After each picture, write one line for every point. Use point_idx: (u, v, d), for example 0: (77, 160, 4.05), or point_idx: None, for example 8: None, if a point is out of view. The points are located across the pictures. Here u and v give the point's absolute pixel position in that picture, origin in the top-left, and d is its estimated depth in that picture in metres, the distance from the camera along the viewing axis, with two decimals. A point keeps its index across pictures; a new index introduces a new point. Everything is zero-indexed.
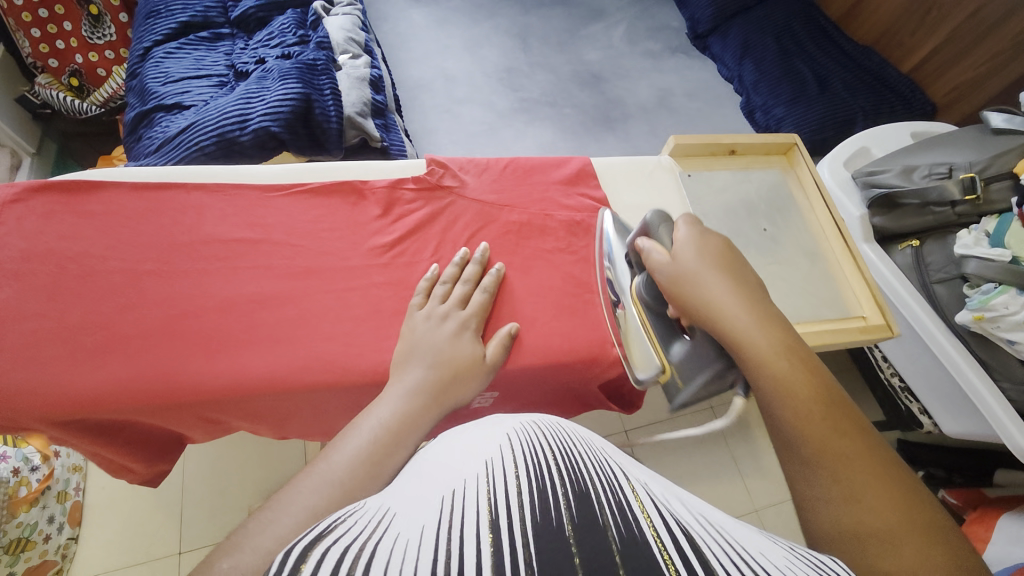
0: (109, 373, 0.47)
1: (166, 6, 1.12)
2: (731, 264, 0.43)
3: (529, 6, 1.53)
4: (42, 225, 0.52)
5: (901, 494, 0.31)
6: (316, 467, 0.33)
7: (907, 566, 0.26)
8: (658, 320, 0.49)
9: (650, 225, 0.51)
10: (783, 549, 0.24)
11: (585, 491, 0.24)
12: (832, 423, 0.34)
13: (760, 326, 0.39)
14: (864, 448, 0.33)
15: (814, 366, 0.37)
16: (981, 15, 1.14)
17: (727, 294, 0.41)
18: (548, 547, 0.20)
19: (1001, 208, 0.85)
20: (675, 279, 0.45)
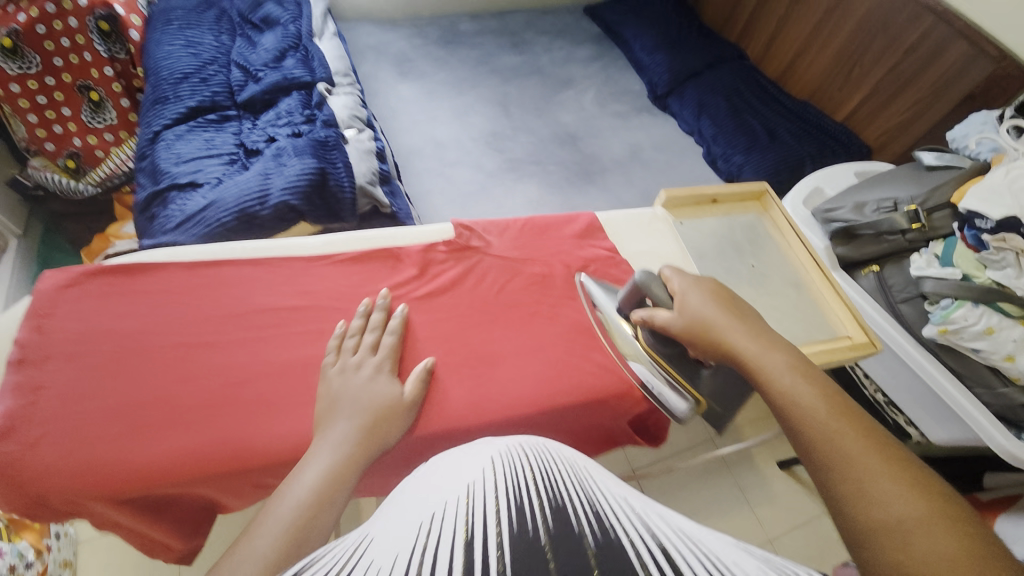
0: (177, 443, 0.51)
1: (174, 92, 1.17)
2: (725, 300, 0.54)
3: (507, 78, 1.69)
4: (99, 306, 0.57)
5: (910, 479, 0.37)
6: (258, 527, 0.40)
7: (918, 542, 0.33)
8: (678, 362, 0.55)
9: (643, 284, 0.57)
10: (744, 548, 0.27)
11: (564, 506, 0.26)
12: (837, 426, 0.41)
13: (767, 355, 0.48)
14: (869, 443, 0.40)
15: (807, 376, 0.46)
16: (899, 71, 1.32)
17: (730, 327, 0.51)
18: (522, 556, 0.22)
19: (944, 233, 0.97)
20: (688, 325, 0.53)
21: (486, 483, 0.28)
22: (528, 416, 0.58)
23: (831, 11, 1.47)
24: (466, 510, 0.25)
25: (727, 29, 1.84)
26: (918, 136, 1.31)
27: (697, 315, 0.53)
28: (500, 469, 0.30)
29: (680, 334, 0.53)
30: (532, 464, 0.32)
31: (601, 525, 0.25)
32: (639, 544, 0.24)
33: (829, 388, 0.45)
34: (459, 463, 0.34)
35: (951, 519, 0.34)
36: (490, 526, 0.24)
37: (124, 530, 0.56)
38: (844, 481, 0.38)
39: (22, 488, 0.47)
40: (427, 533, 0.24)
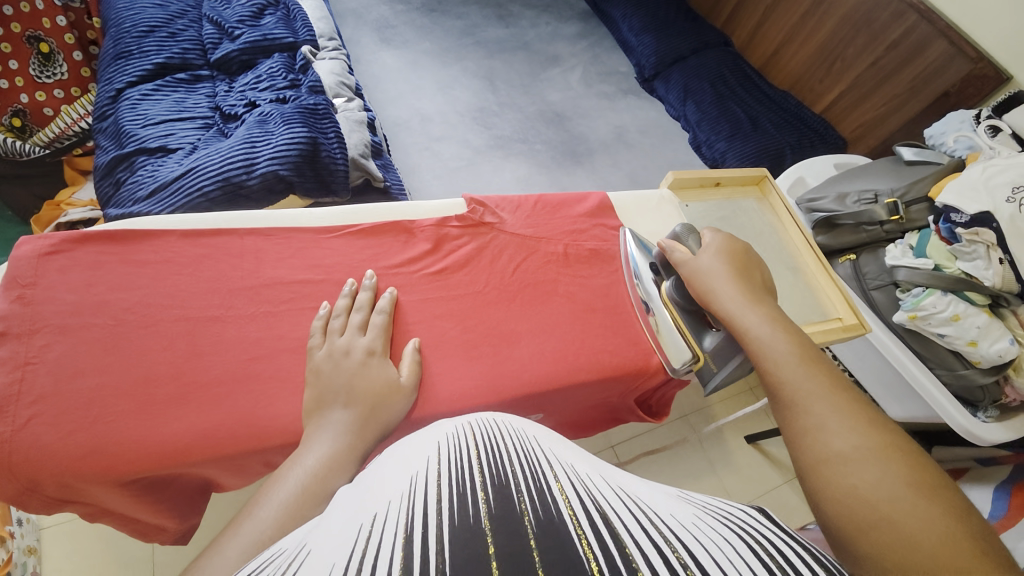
0: (190, 423, 0.48)
1: (138, 47, 1.06)
2: (732, 257, 0.58)
3: (493, 51, 1.64)
4: (90, 275, 0.53)
5: (859, 421, 0.41)
6: (241, 525, 0.36)
7: (854, 477, 0.37)
8: (690, 317, 0.59)
9: (679, 235, 0.62)
10: (694, 512, 0.27)
11: (505, 485, 0.26)
12: (807, 373, 0.46)
13: (756, 312, 0.52)
14: (837, 395, 0.44)
15: (790, 333, 0.50)
16: (879, 66, 1.37)
17: (731, 287, 0.54)
18: (460, 545, 0.21)
19: (920, 225, 1.02)
20: (694, 275, 0.57)
21: (424, 476, 0.27)
22: (551, 392, 0.58)
23: (818, 2, 1.49)
24: (406, 508, 0.24)
25: (713, 15, 1.85)
26: (892, 130, 1.38)
27: (701, 268, 0.57)
28: (438, 461, 0.29)
29: (687, 279, 0.58)
30: (473, 446, 0.31)
31: (534, 502, 0.25)
32: (575, 516, 0.24)
33: (804, 342, 0.49)
34: (398, 458, 0.32)
35: (901, 454, 0.37)
36: (430, 520, 0.23)
37: (117, 516, 0.53)
38: (804, 417, 0.43)
39: (14, 474, 0.43)
40: (367, 536, 0.22)
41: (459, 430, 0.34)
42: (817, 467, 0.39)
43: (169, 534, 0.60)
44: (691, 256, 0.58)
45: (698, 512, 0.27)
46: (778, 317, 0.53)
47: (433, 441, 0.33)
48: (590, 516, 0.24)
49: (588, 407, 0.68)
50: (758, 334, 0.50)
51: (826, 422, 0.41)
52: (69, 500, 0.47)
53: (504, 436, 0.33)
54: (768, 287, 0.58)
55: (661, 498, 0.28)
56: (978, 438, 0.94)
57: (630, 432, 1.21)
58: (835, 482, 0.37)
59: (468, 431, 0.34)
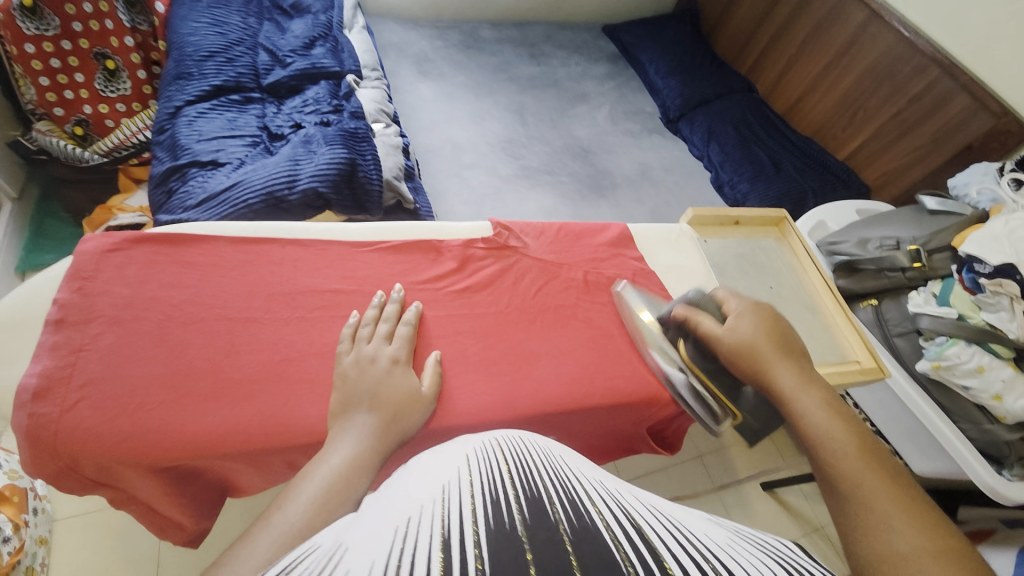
0: (221, 416, 0.50)
1: (199, 70, 1.16)
2: (775, 329, 0.56)
3: (524, 87, 1.72)
4: (144, 273, 0.57)
5: (900, 491, 0.39)
6: (271, 518, 0.38)
7: (891, 538, 0.35)
8: (720, 379, 0.58)
9: (694, 300, 0.61)
10: (726, 534, 0.28)
11: (539, 498, 0.27)
12: (844, 433, 0.45)
13: (806, 387, 0.50)
14: (874, 459, 0.42)
15: (836, 400, 0.49)
16: (902, 117, 1.39)
17: (782, 367, 0.52)
18: (498, 549, 0.23)
19: (943, 274, 1.01)
20: (733, 349, 0.55)
21: (456, 487, 0.28)
22: (565, 414, 0.59)
23: (842, 54, 1.53)
24: (439, 514, 0.25)
25: (739, 62, 1.91)
26: (916, 180, 1.39)
27: (740, 341, 0.55)
28: (470, 474, 0.30)
29: (726, 353, 0.55)
30: (504, 463, 0.32)
31: (567, 513, 0.26)
32: (609, 529, 0.25)
33: (840, 405, 0.48)
34: (424, 467, 0.34)
35: (940, 517, 0.36)
36: (467, 525, 0.25)
37: (141, 505, 0.55)
38: (843, 483, 0.41)
39: (58, 452, 0.46)
40: (405, 535, 0.24)
41: (486, 445, 0.36)
42: (855, 527, 0.38)
43: (187, 529, 0.62)
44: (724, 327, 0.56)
45: (729, 535, 0.28)
46: (813, 379, 0.52)
47: (462, 453, 0.34)
48: (624, 530, 0.26)
49: (600, 434, 0.69)
50: (799, 400, 0.49)
51: (864, 481, 0.40)
52: (101, 482, 0.50)
53: (534, 454, 0.35)
54: (805, 351, 0.56)
55: (691, 517, 0.30)
56: (1004, 498, 0.89)
57: (641, 466, 1.19)
58: (871, 545, 0.36)
59: (496, 447, 0.35)
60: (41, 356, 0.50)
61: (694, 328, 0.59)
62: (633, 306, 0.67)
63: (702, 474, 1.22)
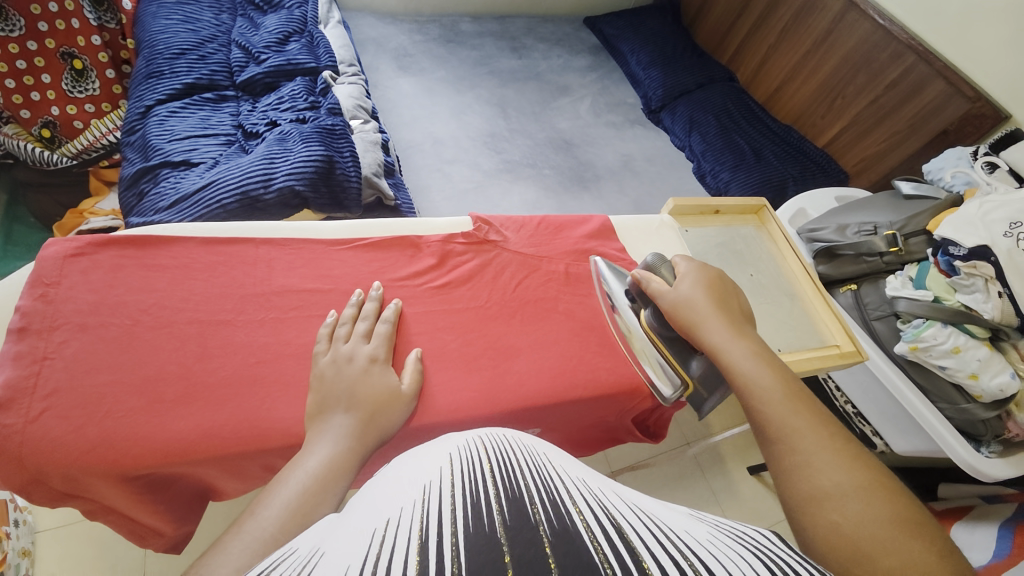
0: (194, 421, 0.49)
1: (169, 67, 1.12)
2: (716, 285, 0.57)
3: (506, 80, 1.70)
4: (111, 277, 0.56)
5: (843, 455, 0.41)
6: (244, 524, 0.37)
7: (846, 517, 0.37)
8: (673, 344, 0.57)
9: (652, 265, 0.61)
10: (708, 528, 0.29)
11: (519, 499, 0.27)
12: (793, 408, 0.45)
13: (738, 340, 0.51)
14: (816, 423, 0.44)
15: (777, 364, 0.49)
16: (879, 103, 1.41)
17: (715, 320, 0.53)
18: (477, 550, 0.23)
19: (918, 258, 1.02)
20: (675, 306, 0.55)
21: (437, 487, 0.28)
22: (547, 407, 0.59)
23: (820, 42, 1.54)
24: (419, 515, 0.25)
25: (719, 51, 1.92)
26: (892, 166, 1.41)
27: (682, 297, 0.55)
28: (452, 474, 0.30)
29: (669, 310, 0.56)
30: (486, 462, 0.32)
31: (547, 514, 0.26)
32: (588, 530, 0.25)
33: (788, 376, 0.49)
34: (408, 466, 0.33)
35: (886, 490, 0.38)
36: (446, 527, 0.24)
37: (116, 514, 0.54)
38: (791, 456, 0.42)
39: (23, 464, 0.45)
40: (381, 540, 0.24)
41: (471, 443, 0.36)
42: (804, 506, 0.39)
43: (167, 536, 0.60)
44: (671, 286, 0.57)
45: (712, 529, 0.29)
46: (759, 347, 0.51)
47: (445, 452, 0.34)
48: (604, 529, 0.26)
49: (583, 426, 0.69)
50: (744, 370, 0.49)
51: (813, 459, 0.41)
52: (72, 493, 0.49)
53: (517, 452, 0.35)
54: (745, 310, 0.57)
55: (673, 514, 0.30)
56: (983, 475, 0.92)
57: (630, 456, 1.20)
58: (826, 523, 0.37)
59: (480, 446, 0.35)
60: (3, 366, 0.48)
61: (647, 291, 0.60)
62: (612, 282, 0.66)
63: (690, 461, 1.23)
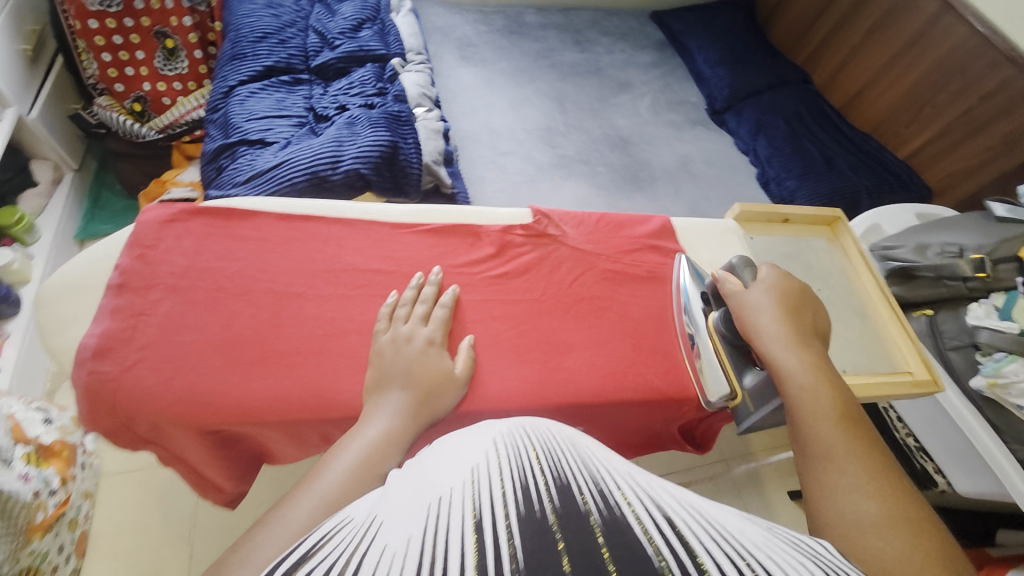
0: (266, 385, 0.53)
1: (252, 50, 1.19)
2: (792, 298, 0.57)
3: (566, 74, 1.68)
4: (199, 244, 0.60)
5: (873, 473, 0.41)
6: (311, 484, 0.39)
7: (861, 515, 0.37)
8: (735, 350, 0.58)
9: (735, 267, 0.63)
10: (768, 532, 0.27)
11: (567, 485, 0.26)
12: (836, 426, 0.46)
13: (798, 353, 0.52)
14: (857, 441, 0.44)
15: (837, 387, 0.49)
16: (975, 115, 1.29)
17: (780, 331, 0.54)
18: (531, 538, 0.23)
19: (1008, 286, 0.94)
20: (743, 309, 0.57)
21: (485, 469, 0.27)
22: (596, 407, 0.59)
23: (912, 45, 1.43)
24: (469, 497, 0.25)
25: (795, 52, 1.81)
26: (984, 184, 1.29)
27: (756, 303, 0.56)
28: (499, 457, 0.29)
29: (738, 312, 0.57)
30: (531, 446, 0.31)
31: (597, 502, 0.25)
32: (640, 521, 0.25)
33: (843, 396, 0.49)
34: (454, 446, 0.33)
35: (905, 503, 0.38)
36: (498, 513, 0.24)
37: (188, 463, 0.58)
38: (822, 465, 0.43)
39: (115, 409, 0.50)
40: (436, 516, 0.24)
41: (514, 427, 0.34)
42: (824, 505, 0.40)
43: (226, 492, 0.65)
44: (744, 290, 0.58)
45: (772, 534, 0.27)
46: (830, 377, 0.50)
47: (488, 435, 0.33)
48: (656, 522, 0.25)
49: (630, 429, 0.68)
50: (802, 381, 0.50)
51: (842, 469, 0.42)
52: (154, 440, 0.53)
53: (561, 441, 0.33)
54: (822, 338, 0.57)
55: (728, 514, 0.28)
56: None
57: (665, 465, 1.18)
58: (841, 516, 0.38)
59: (523, 430, 0.34)
60: (104, 318, 0.53)
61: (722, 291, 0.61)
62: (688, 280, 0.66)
63: (727, 478, 1.19)
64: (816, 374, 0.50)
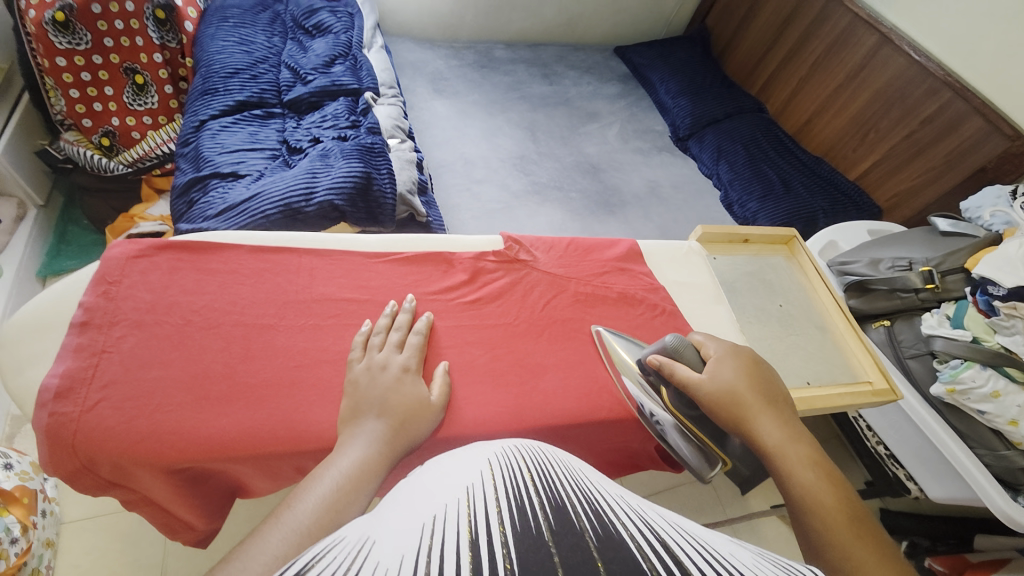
0: (235, 420, 0.52)
1: (224, 85, 1.20)
2: (757, 374, 0.55)
3: (536, 105, 1.75)
4: (167, 279, 0.60)
5: None
6: (280, 516, 0.39)
7: None
8: (704, 425, 0.54)
9: (672, 348, 0.57)
10: (752, 552, 0.28)
11: (562, 507, 0.27)
12: (851, 529, 0.41)
13: (789, 439, 0.49)
14: (873, 546, 0.40)
15: (839, 482, 0.46)
16: (915, 138, 1.39)
17: (762, 416, 0.51)
18: (527, 552, 0.23)
19: (956, 296, 0.99)
20: (711, 397, 0.52)
21: (480, 489, 0.28)
22: (570, 428, 0.60)
23: (853, 76, 1.55)
24: (466, 513, 0.25)
25: (749, 82, 1.93)
26: (928, 202, 1.38)
27: (721, 388, 0.53)
28: (495, 477, 0.30)
29: (705, 401, 0.53)
30: (525, 469, 0.32)
31: (592, 522, 0.26)
32: (632, 538, 0.25)
33: (848, 491, 0.45)
34: (449, 469, 0.33)
35: None
36: (496, 525, 0.25)
37: (153, 505, 0.56)
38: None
39: (76, 451, 0.48)
40: (431, 533, 0.24)
41: (508, 452, 0.36)
42: None
43: (194, 534, 0.62)
44: (703, 376, 0.54)
45: (756, 554, 0.28)
46: (818, 456, 0.48)
47: (483, 458, 0.34)
48: (648, 541, 0.25)
49: (608, 448, 0.68)
50: (801, 471, 0.46)
51: None
52: (114, 483, 0.51)
53: (554, 467, 0.34)
54: (791, 403, 0.55)
55: (712, 535, 0.29)
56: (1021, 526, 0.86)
57: (649, 486, 1.18)
58: None
59: (517, 455, 0.35)
60: (65, 357, 0.52)
61: (673, 377, 0.55)
62: (618, 350, 0.63)
63: (710, 495, 1.19)
64: (812, 465, 0.47)
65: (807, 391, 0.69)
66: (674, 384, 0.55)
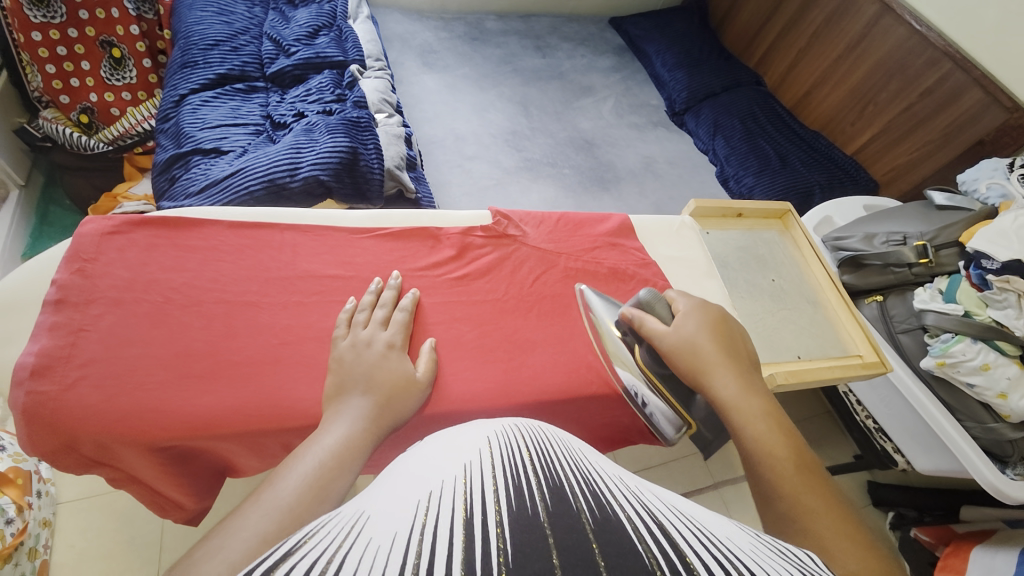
0: (219, 398, 0.51)
1: (204, 57, 1.16)
2: (721, 326, 0.54)
3: (529, 78, 1.70)
4: (144, 256, 0.58)
5: (859, 547, 0.35)
6: (262, 493, 0.38)
7: None
8: (672, 385, 0.53)
9: (645, 302, 0.57)
10: (752, 536, 0.26)
11: (560, 487, 0.25)
12: (807, 484, 0.40)
13: (747, 392, 0.47)
14: (827, 502, 0.39)
15: (791, 433, 0.44)
16: (914, 111, 1.37)
17: (722, 368, 0.49)
18: (521, 532, 0.21)
19: (950, 270, 0.99)
20: (676, 349, 0.51)
21: (478, 465, 0.27)
22: (559, 403, 0.59)
23: (853, 47, 1.51)
24: (461, 490, 0.24)
25: (747, 55, 1.89)
26: (925, 175, 1.37)
27: (684, 341, 0.51)
28: (492, 454, 0.28)
29: (669, 354, 0.51)
30: (523, 448, 0.31)
31: (589, 503, 0.24)
32: (631, 521, 0.23)
33: (801, 443, 0.44)
34: (441, 448, 0.32)
35: None
36: (490, 505, 0.23)
37: (141, 483, 0.56)
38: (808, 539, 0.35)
39: (57, 429, 0.47)
40: (425, 509, 0.22)
41: (506, 430, 0.34)
42: None
43: (185, 511, 0.62)
44: (672, 327, 0.53)
45: (754, 536, 0.26)
46: (772, 408, 0.46)
47: (480, 435, 0.33)
48: (647, 525, 0.23)
49: (599, 423, 0.68)
50: (754, 425, 0.44)
51: (829, 544, 0.35)
52: (97, 462, 0.50)
53: (551, 445, 0.33)
54: (753, 357, 0.54)
55: (713, 518, 0.27)
56: (1008, 497, 0.88)
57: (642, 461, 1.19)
58: None
59: (514, 433, 0.34)
60: (41, 336, 0.50)
61: (641, 330, 0.55)
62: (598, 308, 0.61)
63: (703, 470, 1.21)
64: (766, 417, 0.45)
65: (798, 364, 0.69)
66: (643, 336, 0.55)
